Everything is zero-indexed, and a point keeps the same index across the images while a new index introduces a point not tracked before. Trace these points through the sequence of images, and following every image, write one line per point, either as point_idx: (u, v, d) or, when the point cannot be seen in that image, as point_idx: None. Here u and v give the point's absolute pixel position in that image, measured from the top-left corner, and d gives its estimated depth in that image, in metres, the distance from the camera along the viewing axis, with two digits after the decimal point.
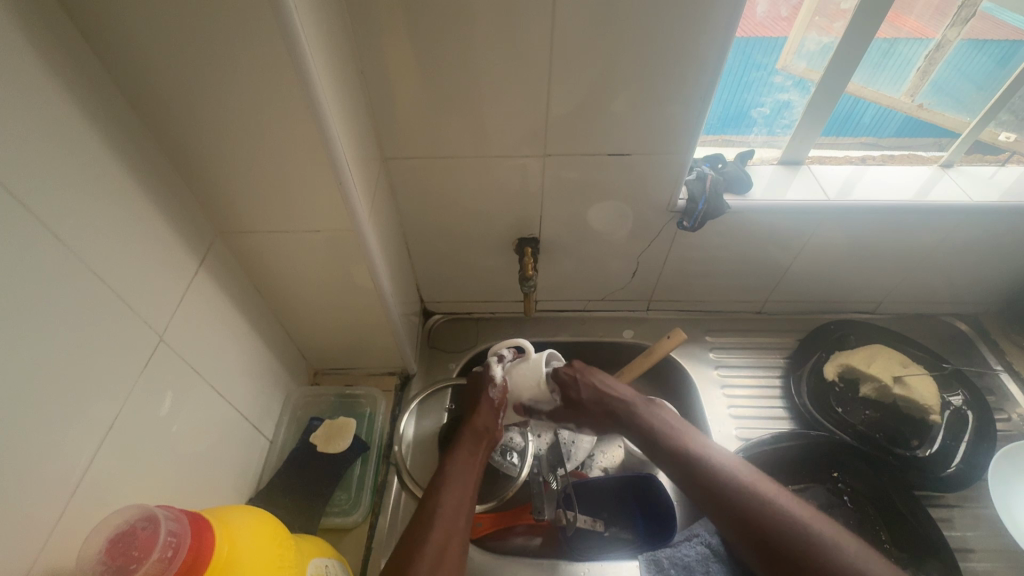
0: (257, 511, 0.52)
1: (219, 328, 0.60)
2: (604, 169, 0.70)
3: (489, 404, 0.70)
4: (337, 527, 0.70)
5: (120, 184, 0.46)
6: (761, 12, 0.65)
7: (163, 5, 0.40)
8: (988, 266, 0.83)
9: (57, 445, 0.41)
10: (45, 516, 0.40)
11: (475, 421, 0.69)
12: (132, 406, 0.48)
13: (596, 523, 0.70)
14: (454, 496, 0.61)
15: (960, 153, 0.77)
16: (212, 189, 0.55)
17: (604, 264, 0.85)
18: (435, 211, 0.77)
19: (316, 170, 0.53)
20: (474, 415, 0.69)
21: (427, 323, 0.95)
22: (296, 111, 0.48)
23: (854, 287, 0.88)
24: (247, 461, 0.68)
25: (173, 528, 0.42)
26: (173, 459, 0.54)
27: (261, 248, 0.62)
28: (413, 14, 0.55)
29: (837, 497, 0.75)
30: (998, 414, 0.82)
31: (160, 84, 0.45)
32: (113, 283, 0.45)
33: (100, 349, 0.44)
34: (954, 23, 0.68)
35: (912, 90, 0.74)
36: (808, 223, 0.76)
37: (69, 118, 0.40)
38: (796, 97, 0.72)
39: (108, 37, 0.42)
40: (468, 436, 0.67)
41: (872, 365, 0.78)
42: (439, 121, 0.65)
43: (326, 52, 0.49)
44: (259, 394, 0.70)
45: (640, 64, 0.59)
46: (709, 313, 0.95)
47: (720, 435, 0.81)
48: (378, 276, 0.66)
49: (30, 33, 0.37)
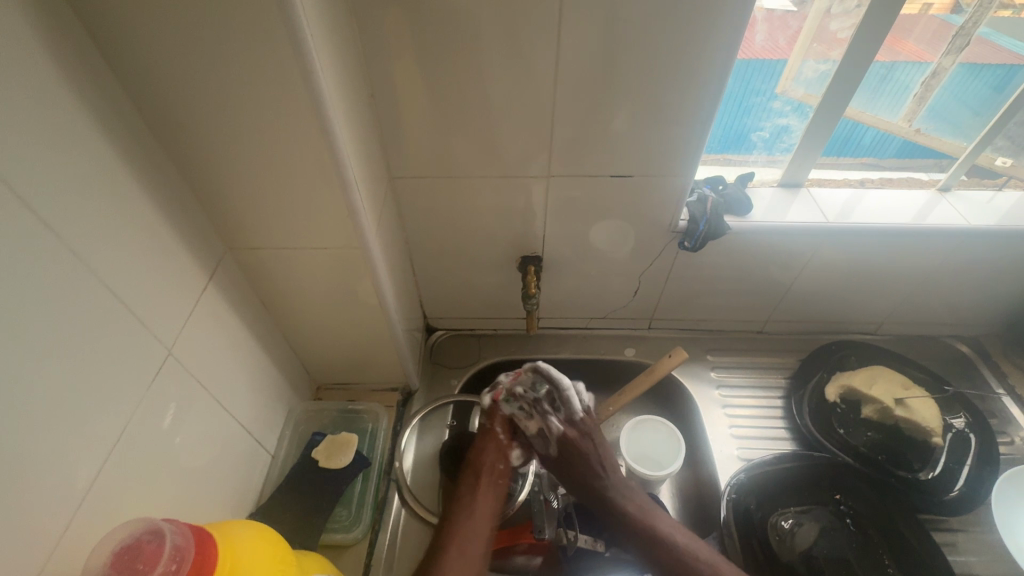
0: (260, 526, 0.52)
1: (225, 343, 0.61)
2: (606, 189, 0.71)
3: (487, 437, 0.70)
4: (336, 543, 0.70)
5: (135, 201, 0.47)
6: (761, 40, 0.68)
7: (185, 30, 0.42)
8: (988, 289, 0.83)
9: (65, 456, 0.41)
10: (50, 527, 0.40)
11: (478, 457, 0.68)
12: (139, 417, 0.49)
13: (597, 542, 0.69)
14: (473, 523, 0.61)
15: (957, 178, 0.79)
16: (222, 206, 0.56)
17: (605, 283, 0.86)
18: (440, 228, 0.78)
19: (325, 189, 0.54)
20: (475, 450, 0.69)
21: (430, 339, 0.96)
22: (308, 130, 0.49)
23: (855, 308, 0.89)
24: (248, 476, 0.68)
25: (178, 541, 0.42)
26: (176, 472, 0.54)
27: (269, 264, 0.63)
28: (421, 38, 0.57)
29: (839, 520, 0.73)
30: (1001, 437, 0.82)
31: (176, 104, 0.47)
32: (125, 297, 0.47)
33: (110, 360, 0.45)
34: (949, 50, 0.70)
35: (909, 116, 0.76)
36: (809, 244, 0.77)
37: (89, 138, 0.42)
38: (796, 121, 0.73)
39: (130, 60, 0.44)
40: (471, 469, 0.67)
41: (874, 387, 0.79)
42: (445, 142, 0.67)
43: (337, 76, 0.51)
44: (262, 408, 0.71)
45: (641, 88, 0.60)
46: (711, 332, 0.95)
47: (722, 456, 0.81)
48: (383, 293, 0.67)
49: (54, 57, 0.38)
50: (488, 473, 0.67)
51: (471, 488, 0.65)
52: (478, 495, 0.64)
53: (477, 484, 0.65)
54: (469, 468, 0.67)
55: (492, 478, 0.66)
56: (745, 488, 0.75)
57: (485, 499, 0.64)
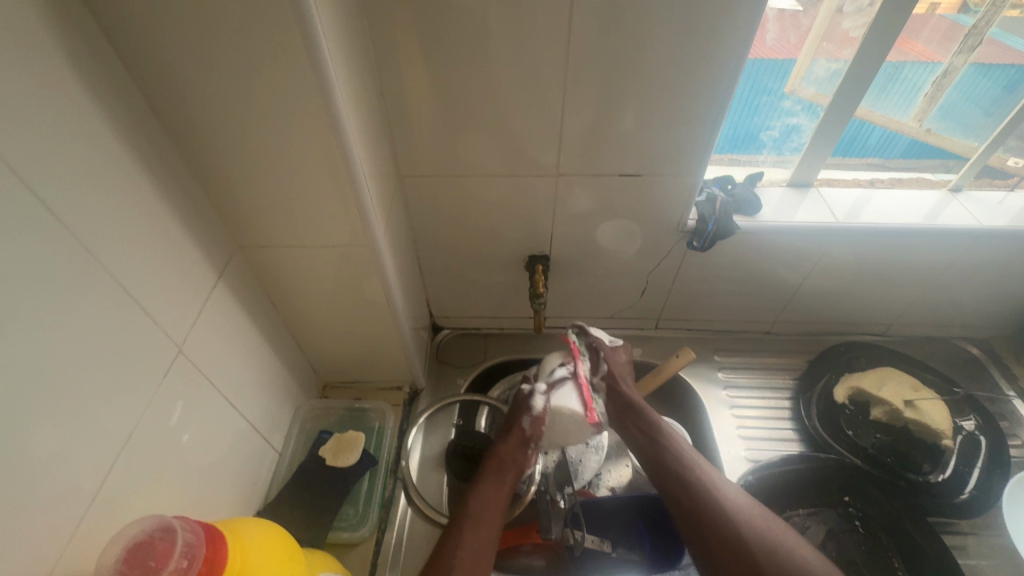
0: (270, 524, 0.52)
1: (234, 341, 0.61)
2: (615, 188, 0.71)
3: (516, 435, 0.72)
4: (344, 542, 0.70)
5: (147, 199, 0.47)
6: (772, 40, 0.67)
7: (197, 28, 0.42)
8: (1000, 290, 0.83)
9: (76, 450, 0.41)
10: (61, 522, 0.40)
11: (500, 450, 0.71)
12: (148, 415, 0.49)
13: (604, 543, 0.69)
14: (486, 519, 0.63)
15: (969, 178, 0.78)
16: (231, 203, 0.56)
17: (613, 283, 0.86)
18: (447, 227, 0.78)
19: (335, 187, 0.54)
20: (501, 445, 0.71)
21: (436, 338, 0.95)
22: (318, 129, 0.49)
23: (865, 309, 0.88)
24: (255, 473, 0.68)
25: (188, 538, 0.42)
26: (185, 470, 0.54)
27: (277, 261, 0.63)
28: (430, 36, 0.57)
29: (848, 522, 0.73)
30: (1012, 440, 0.81)
31: (187, 101, 0.47)
32: (136, 294, 0.46)
33: (120, 358, 0.45)
34: (960, 50, 0.69)
35: (919, 116, 0.75)
36: (818, 245, 0.76)
37: (103, 136, 0.42)
38: (806, 120, 0.73)
39: (142, 58, 0.44)
40: (494, 464, 0.69)
41: (883, 389, 0.78)
42: (453, 140, 0.66)
43: (348, 73, 0.51)
44: (270, 405, 0.71)
45: (651, 87, 0.60)
46: (718, 332, 0.95)
47: (729, 457, 0.81)
48: (391, 291, 0.67)
49: (69, 56, 0.39)
50: (511, 471, 0.69)
51: (491, 486, 0.67)
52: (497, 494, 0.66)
53: (499, 480, 0.68)
54: (492, 463, 0.69)
55: (512, 479, 0.69)
56: (753, 490, 0.75)
57: (502, 498, 0.66)
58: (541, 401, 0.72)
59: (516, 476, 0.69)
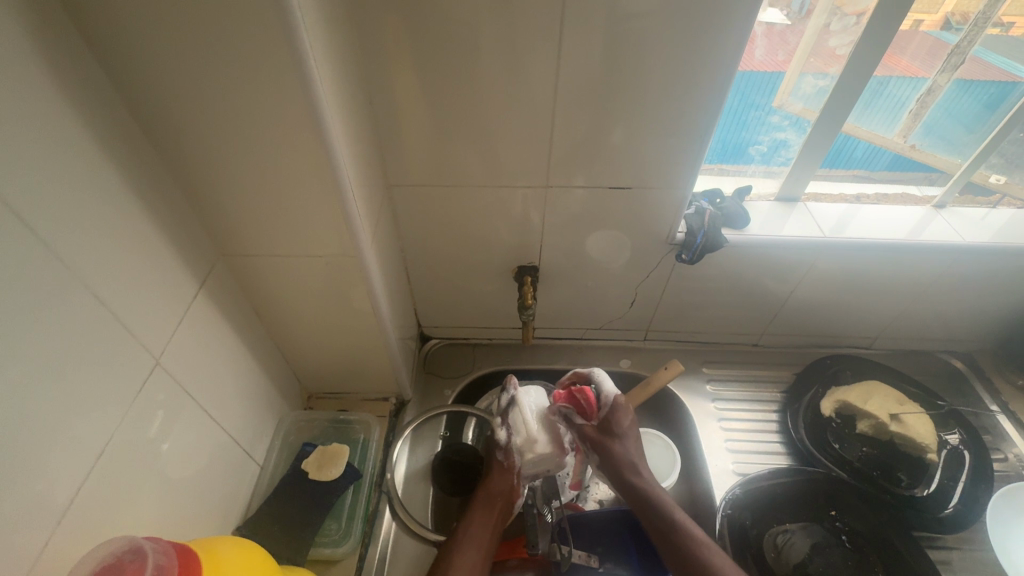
0: (248, 541, 0.51)
1: (214, 353, 0.60)
2: (604, 201, 0.71)
3: (499, 467, 0.71)
4: (325, 558, 0.68)
5: (125, 206, 0.46)
6: (760, 55, 0.68)
7: (180, 36, 0.41)
8: (984, 304, 0.84)
9: (41, 468, 0.39)
10: (31, 542, 0.39)
11: (487, 485, 0.69)
12: (124, 427, 0.47)
13: (590, 558, 0.68)
14: (469, 559, 0.63)
15: (952, 195, 0.79)
16: (212, 212, 0.55)
17: (602, 294, 0.86)
18: (435, 237, 0.77)
19: (319, 197, 0.53)
20: (487, 478, 0.70)
21: (424, 348, 0.95)
22: (305, 140, 0.49)
23: (852, 322, 0.89)
24: (235, 488, 0.66)
25: (161, 560, 0.41)
26: (162, 485, 0.53)
27: (261, 271, 0.62)
28: (419, 45, 0.56)
29: (835, 537, 0.72)
30: (995, 454, 0.82)
31: (169, 109, 0.46)
32: (112, 306, 0.45)
33: (94, 370, 0.44)
34: (943, 68, 0.70)
35: (904, 132, 0.76)
36: (805, 259, 0.77)
37: (78, 138, 0.41)
38: (794, 135, 0.73)
39: (123, 65, 0.43)
40: (482, 500, 0.68)
41: (869, 402, 0.79)
42: (442, 149, 0.66)
43: (335, 84, 0.50)
44: (251, 417, 0.69)
45: (641, 103, 0.61)
46: (706, 344, 0.95)
47: (717, 471, 0.81)
48: (377, 302, 0.66)
49: (46, 59, 0.38)
50: (497, 501, 0.68)
51: (477, 522, 0.66)
52: (480, 529, 0.66)
53: (483, 512, 0.67)
54: (479, 500, 0.69)
55: (499, 510, 0.68)
56: (740, 503, 0.75)
57: (482, 530, 0.66)
58: (503, 432, 0.72)
59: (505, 507, 0.69)
